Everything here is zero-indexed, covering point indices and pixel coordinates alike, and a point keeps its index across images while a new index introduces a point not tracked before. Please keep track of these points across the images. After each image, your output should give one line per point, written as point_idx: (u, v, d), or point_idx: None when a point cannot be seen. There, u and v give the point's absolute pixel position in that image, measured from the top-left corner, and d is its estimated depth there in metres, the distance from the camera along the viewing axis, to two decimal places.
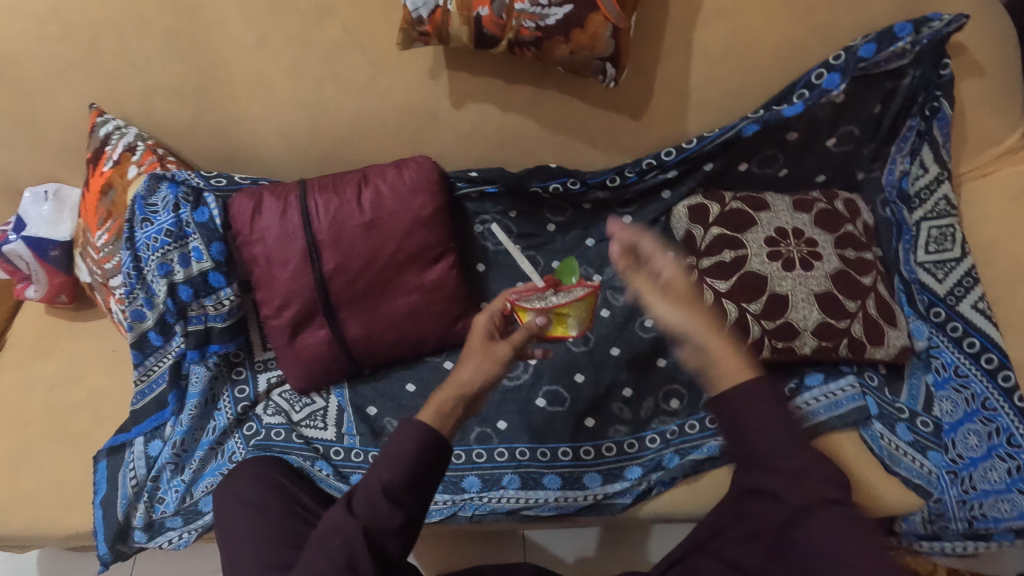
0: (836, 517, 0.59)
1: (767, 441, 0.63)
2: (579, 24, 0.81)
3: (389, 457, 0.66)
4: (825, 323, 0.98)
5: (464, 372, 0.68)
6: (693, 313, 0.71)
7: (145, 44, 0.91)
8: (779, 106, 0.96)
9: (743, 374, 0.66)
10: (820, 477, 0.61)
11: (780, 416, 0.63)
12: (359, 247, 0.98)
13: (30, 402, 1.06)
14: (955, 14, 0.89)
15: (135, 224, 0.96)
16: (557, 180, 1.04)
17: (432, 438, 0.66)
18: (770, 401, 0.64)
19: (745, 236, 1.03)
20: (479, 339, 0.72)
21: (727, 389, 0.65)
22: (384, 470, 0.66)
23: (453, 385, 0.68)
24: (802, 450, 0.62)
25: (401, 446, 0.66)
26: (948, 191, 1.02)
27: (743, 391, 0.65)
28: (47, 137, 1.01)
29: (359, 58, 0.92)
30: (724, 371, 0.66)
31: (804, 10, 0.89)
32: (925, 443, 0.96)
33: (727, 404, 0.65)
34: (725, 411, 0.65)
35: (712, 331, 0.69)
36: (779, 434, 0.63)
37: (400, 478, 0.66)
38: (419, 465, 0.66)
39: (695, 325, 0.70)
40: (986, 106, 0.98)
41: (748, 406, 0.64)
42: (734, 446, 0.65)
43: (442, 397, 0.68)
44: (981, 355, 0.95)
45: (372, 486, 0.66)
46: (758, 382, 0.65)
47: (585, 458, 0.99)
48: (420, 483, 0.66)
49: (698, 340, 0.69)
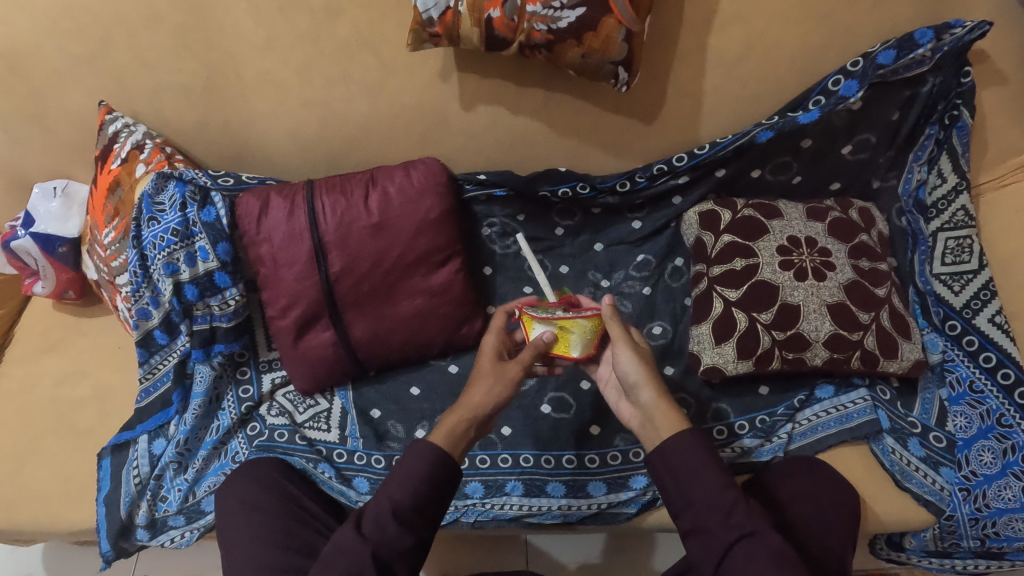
0: (758, 549, 0.62)
1: (696, 483, 0.67)
2: (592, 28, 0.79)
3: (401, 478, 0.69)
4: (837, 335, 0.96)
5: (476, 395, 0.73)
6: (652, 375, 0.73)
7: (155, 42, 0.90)
8: (793, 114, 0.94)
9: (678, 425, 0.70)
10: (744, 514, 0.65)
11: (705, 461, 0.68)
12: (365, 249, 0.97)
13: (37, 397, 1.07)
14: (979, 20, 0.86)
15: (142, 223, 0.95)
16: (566, 185, 1.03)
17: (444, 460, 0.70)
18: (699, 444, 0.68)
19: (756, 245, 1.01)
20: (490, 362, 0.78)
21: (663, 440, 0.70)
22: (395, 491, 0.68)
23: (466, 408, 0.73)
24: (728, 490, 0.66)
25: (413, 467, 0.69)
26: (967, 203, 0.99)
27: (677, 439, 0.69)
28: (57, 133, 1.02)
29: (369, 59, 0.91)
30: (663, 427, 0.71)
31: (822, 16, 0.87)
32: (937, 459, 0.94)
33: (663, 454, 0.69)
34: (660, 460, 0.69)
35: (662, 396, 0.72)
36: (706, 475, 0.67)
37: (411, 499, 0.68)
38: (429, 486, 0.69)
39: (649, 386, 0.73)
40: (1007, 116, 0.96)
41: (681, 451, 0.68)
42: (670, 492, 0.69)
43: (453, 421, 0.72)
44: (996, 370, 0.95)
45: (383, 506, 0.68)
46: (689, 429, 0.70)
47: (590, 466, 0.98)
48: (429, 504, 0.69)
49: (646, 399, 0.73)
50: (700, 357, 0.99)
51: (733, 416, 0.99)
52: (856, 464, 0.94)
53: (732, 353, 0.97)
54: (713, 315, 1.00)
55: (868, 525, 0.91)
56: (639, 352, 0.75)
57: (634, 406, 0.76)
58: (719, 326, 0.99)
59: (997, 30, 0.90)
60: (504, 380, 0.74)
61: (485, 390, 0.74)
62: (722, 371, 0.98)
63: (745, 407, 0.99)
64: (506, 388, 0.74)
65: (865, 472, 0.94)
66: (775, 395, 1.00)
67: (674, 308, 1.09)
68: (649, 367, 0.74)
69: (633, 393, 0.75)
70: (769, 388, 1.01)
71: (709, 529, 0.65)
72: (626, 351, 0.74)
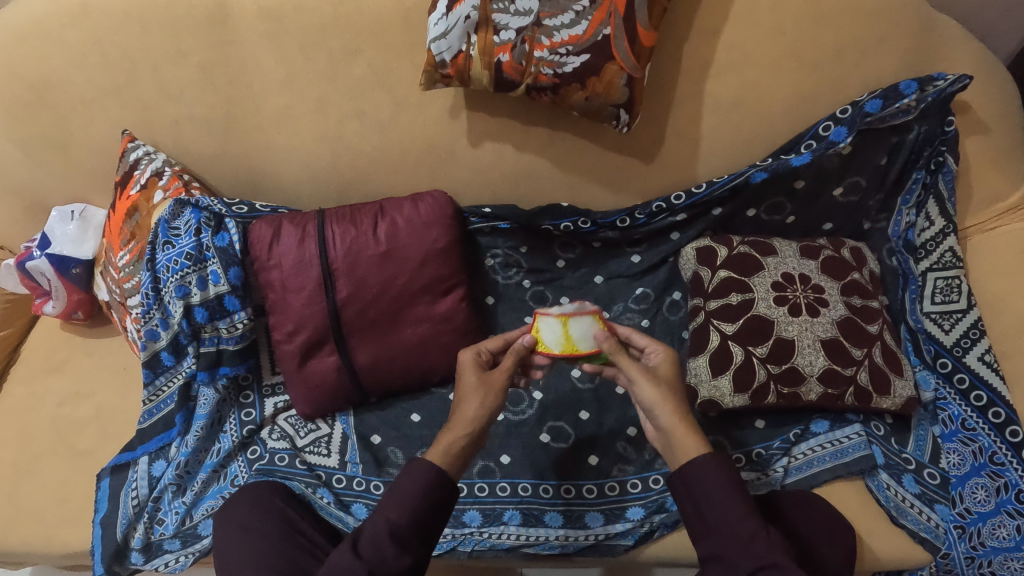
0: None
1: (719, 510, 0.69)
2: (595, 73, 0.84)
3: (398, 498, 0.70)
4: (831, 370, 0.98)
5: (470, 410, 0.75)
6: (668, 397, 0.75)
7: (179, 76, 0.95)
8: (786, 156, 0.99)
9: (700, 449, 0.72)
10: (764, 544, 0.65)
11: (731, 487, 0.69)
12: (372, 277, 1.00)
13: (39, 416, 1.08)
14: (960, 73, 0.92)
15: (157, 246, 0.99)
16: (568, 219, 1.06)
17: (441, 480, 0.71)
18: (721, 471, 0.70)
19: (752, 281, 1.05)
20: (474, 375, 0.80)
21: (687, 463, 0.72)
22: (393, 511, 0.69)
23: (462, 424, 0.75)
24: (749, 518, 0.67)
25: (409, 486, 0.70)
26: (954, 244, 1.02)
27: (697, 462, 0.71)
28: (78, 160, 1.05)
29: (383, 97, 0.96)
30: (683, 450, 0.72)
31: (812, 67, 0.93)
32: (932, 496, 0.95)
33: (685, 478, 0.71)
34: (683, 484, 0.71)
35: (682, 416, 0.74)
36: (729, 502, 0.68)
37: (409, 519, 0.69)
38: (426, 506, 0.70)
39: (665, 407, 0.74)
40: (988, 162, 1.01)
41: (702, 477, 0.70)
42: (692, 517, 0.71)
43: (451, 439, 0.74)
44: (988, 409, 0.96)
45: (379, 527, 0.68)
46: (717, 455, 0.71)
47: (588, 497, 0.98)
48: (425, 523, 0.70)
49: (665, 422, 0.74)
50: (696, 389, 1.01)
51: (729, 449, 1.00)
52: (851, 499, 0.96)
53: (729, 387, 0.99)
54: (710, 348, 1.02)
55: (864, 562, 0.92)
56: (653, 377, 0.77)
57: (656, 430, 0.78)
58: (716, 359, 1.01)
59: (975, 83, 0.96)
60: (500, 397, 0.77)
61: (475, 404, 0.76)
62: (719, 405, 0.99)
63: (743, 440, 1.01)
64: (495, 398, 0.77)
65: (860, 507, 0.95)
66: (771, 429, 1.02)
67: (673, 340, 1.12)
68: (666, 390, 0.76)
69: (651, 415, 0.76)
70: (766, 422, 1.03)
71: (730, 556, 0.67)
72: (639, 377, 0.76)
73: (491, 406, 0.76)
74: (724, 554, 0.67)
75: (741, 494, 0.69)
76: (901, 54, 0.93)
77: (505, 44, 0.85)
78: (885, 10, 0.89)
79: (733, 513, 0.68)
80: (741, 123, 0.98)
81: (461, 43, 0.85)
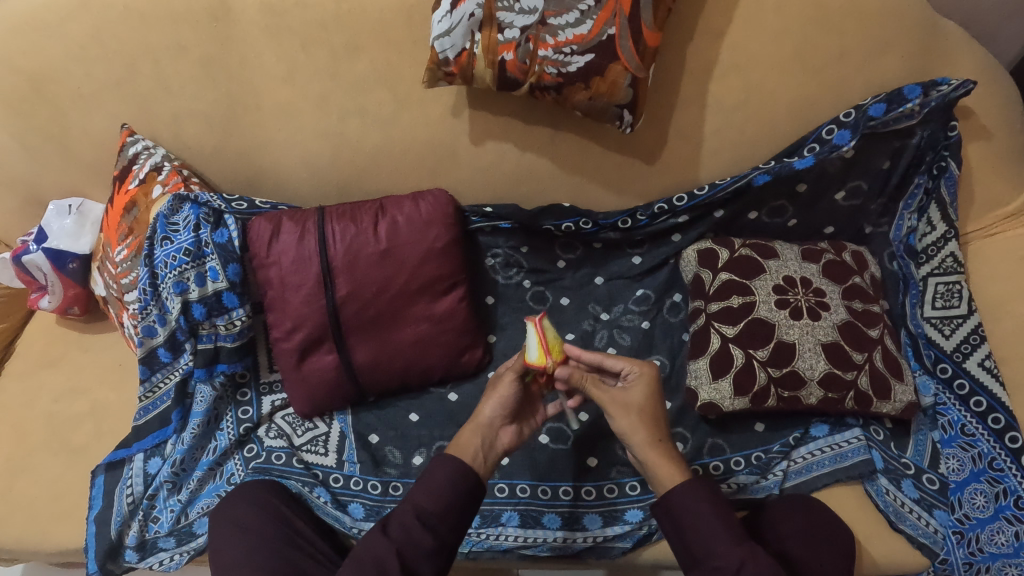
0: None
1: (706, 538, 0.69)
2: (599, 73, 0.84)
3: (425, 485, 0.72)
4: (831, 374, 0.98)
5: (486, 410, 0.77)
6: (639, 425, 0.75)
7: (179, 70, 0.94)
8: (790, 159, 0.98)
9: (676, 477, 0.73)
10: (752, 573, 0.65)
11: (716, 513, 0.70)
12: (372, 275, 0.99)
13: (33, 412, 1.06)
14: (964, 78, 0.92)
15: (156, 241, 0.98)
16: (570, 220, 1.05)
17: (469, 470, 0.73)
18: (705, 498, 0.71)
19: (753, 284, 1.04)
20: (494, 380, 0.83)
21: (669, 492, 0.73)
22: (420, 498, 0.71)
23: (477, 421, 0.76)
24: (736, 546, 0.68)
25: (437, 475, 0.72)
26: (956, 249, 1.02)
27: (680, 490, 0.72)
28: (76, 154, 1.04)
29: (385, 94, 0.96)
30: (661, 474, 0.74)
31: (816, 69, 0.93)
32: (931, 501, 0.94)
33: (667, 508, 0.73)
34: (666, 515, 0.73)
35: (654, 442, 0.75)
36: (715, 530, 0.69)
37: (436, 505, 0.71)
38: (453, 495, 0.72)
39: (636, 433, 0.75)
40: (990, 167, 1.01)
41: (685, 507, 0.71)
42: (679, 549, 0.72)
43: (467, 435, 0.76)
44: (988, 415, 0.96)
45: (406, 512, 0.71)
46: (702, 482, 0.73)
47: (587, 499, 0.98)
48: (453, 511, 0.72)
49: (637, 448, 0.75)
50: (697, 392, 1.00)
51: (728, 452, 1.00)
52: (850, 503, 0.96)
53: (729, 390, 0.99)
54: (710, 350, 1.02)
55: (863, 566, 0.92)
56: (620, 406, 0.77)
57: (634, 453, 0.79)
58: (716, 362, 1.01)
59: (979, 88, 0.96)
60: (509, 388, 0.77)
61: (493, 404, 0.77)
62: (718, 408, 0.99)
63: (743, 443, 1.01)
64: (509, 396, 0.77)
65: (859, 511, 0.95)
66: (771, 432, 1.01)
67: (673, 342, 1.11)
68: (639, 417, 0.76)
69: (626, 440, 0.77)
70: (766, 425, 1.02)
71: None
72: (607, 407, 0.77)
73: (508, 399, 0.77)
74: None
75: (726, 522, 0.70)
76: (905, 58, 0.93)
77: (509, 42, 0.84)
78: (889, 14, 0.89)
79: (720, 542, 0.69)
80: (744, 125, 0.97)
81: (465, 41, 0.85)
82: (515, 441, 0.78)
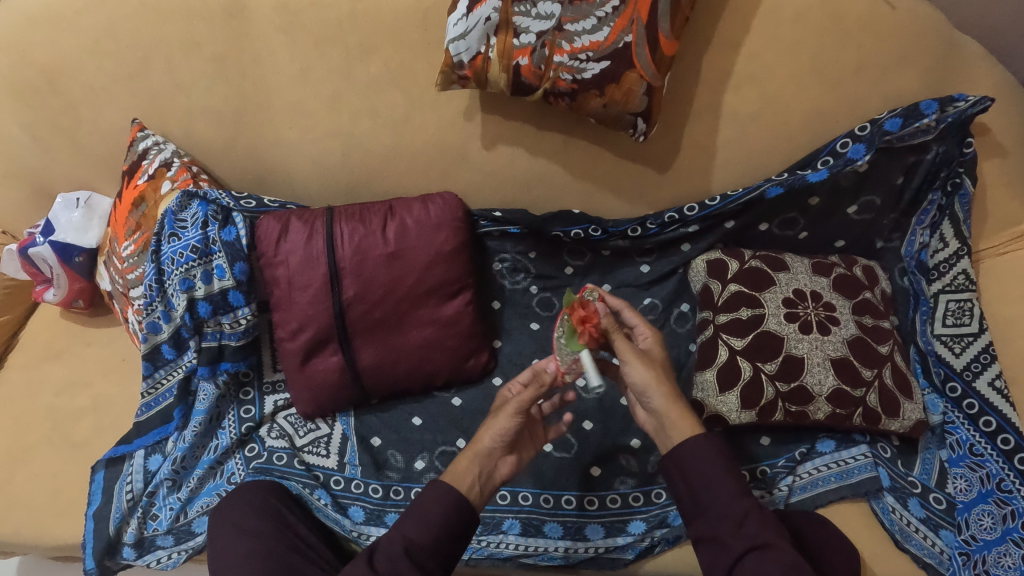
0: (769, 561, 0.64)
1: (712, 490, 0.70)
2: (615, 80, 0.83)
3: (417, 516, 0.69)
4: (840, 390, 0.97)
5: (487, 440, 0.74)
6: (660, 379, 0.74)
7: (191, 67, 0.94)
8: (803, 172, 0.97)
9: (693, 430, 0.72)
10: (756, 525, 0.67)
11: (724, 467, 0.70)
12: (380, 277, 0.98)
13: (35, 405, 1.06)
14: (982, 95, 0.91)
15: (162, 238, 0.97)
16: (579, 227, 1.05)
17: (462, 503, 0.70)
18: (714, 451, 0.71)
19: (762, 296, 1.03)
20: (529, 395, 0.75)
21: (677, 444, 0.72)
22: (410, 528, 0.68)
23: (474, 450, 0.74)
24: (741, 498, 0.69)
25: (430, 507, 0.69)
26: (968, 266, 1.01)
27: (690, 445, 0.71)
28: (85, 148, 1.04)
29: (397, 95, 0.95)
30: (675, 432, 0.73)
31: (832, 82, 0.92)
32: (938, 521, 0.93)
33: (676, 459, 0.72)
34: (673, 463, 0.72)
35: (674, 399, 0.73)
36: (722, 483, 0.69)
37: (427, 539, 0.68)
38: (445, 529, 0.69)
39: (659, 390, 0.73)
40: (1006, 185, 1.00)
41: (696, 457, 0.71)
42: (683, 497, 0.72)
43: (466, 464, 0.73)
44: (997, 435, 0.94)
45: (396, 542, 0.68)
46: (711, 436, 0.72)
47: (590, 508, 0.97)
48: (444, 548, 0.69)
49: (657, 404, 0.73)
50: (702, 404, 0.99)
51: None
52: (856, 521, 0.95)
53: (736, 403, 0.98)
54: (718, 362, 1.01)
55: None
56: (648, 360, 0.76)
57: (647, 412, 0.77)
58: (723, 374, 1.00)
59: (996, 105, 0.95)
60: (511, 420, 0.74)
61: (494, 434, 0.74)
62: (725, 420, 0.98)
63: (746, 457, 1.00)
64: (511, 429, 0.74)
65: (865, 529, 0.94)
66: (776, 447, 1.01)
67: (679, 352, 1.11)
68: (657, 371, 0.75)
69: (643, 398, 0.75)
70: (771, 439, 1.02)
71: (721, 537, 0.68)
72: (631, 358, 0.75)
73: (510, 432, 0.73)
74: (716, 531, 0.68)
75: (735, 474, 0.70)
76: (923, 73, 0.92)
77: (525, 47, 0.84)
78: (908, 28, 0.88)
79: (728, 492, 0.69)
80: (759, 136, 0.97)
81: (480, 45, 0.85)
82: (515, 471, 0.76)
